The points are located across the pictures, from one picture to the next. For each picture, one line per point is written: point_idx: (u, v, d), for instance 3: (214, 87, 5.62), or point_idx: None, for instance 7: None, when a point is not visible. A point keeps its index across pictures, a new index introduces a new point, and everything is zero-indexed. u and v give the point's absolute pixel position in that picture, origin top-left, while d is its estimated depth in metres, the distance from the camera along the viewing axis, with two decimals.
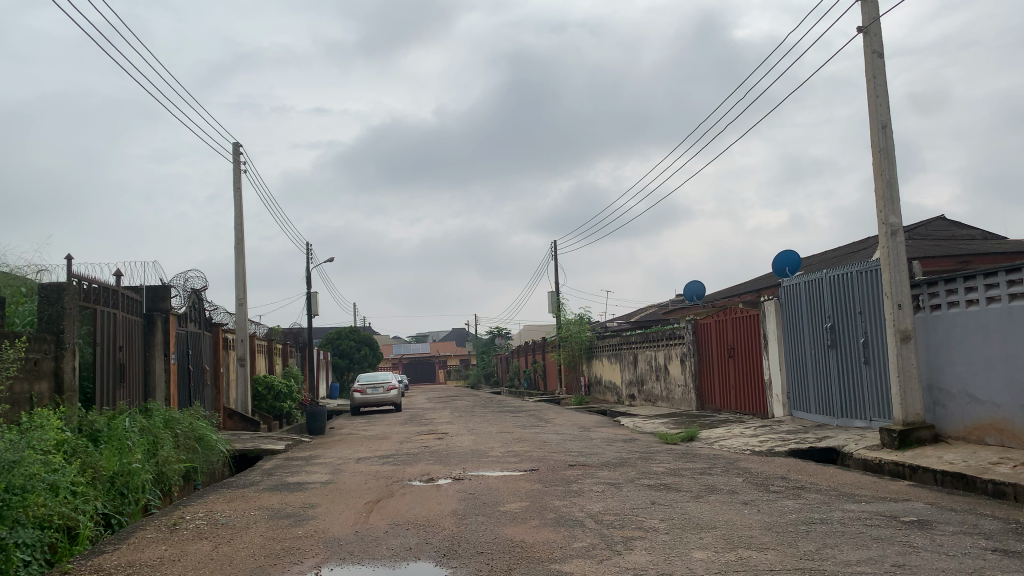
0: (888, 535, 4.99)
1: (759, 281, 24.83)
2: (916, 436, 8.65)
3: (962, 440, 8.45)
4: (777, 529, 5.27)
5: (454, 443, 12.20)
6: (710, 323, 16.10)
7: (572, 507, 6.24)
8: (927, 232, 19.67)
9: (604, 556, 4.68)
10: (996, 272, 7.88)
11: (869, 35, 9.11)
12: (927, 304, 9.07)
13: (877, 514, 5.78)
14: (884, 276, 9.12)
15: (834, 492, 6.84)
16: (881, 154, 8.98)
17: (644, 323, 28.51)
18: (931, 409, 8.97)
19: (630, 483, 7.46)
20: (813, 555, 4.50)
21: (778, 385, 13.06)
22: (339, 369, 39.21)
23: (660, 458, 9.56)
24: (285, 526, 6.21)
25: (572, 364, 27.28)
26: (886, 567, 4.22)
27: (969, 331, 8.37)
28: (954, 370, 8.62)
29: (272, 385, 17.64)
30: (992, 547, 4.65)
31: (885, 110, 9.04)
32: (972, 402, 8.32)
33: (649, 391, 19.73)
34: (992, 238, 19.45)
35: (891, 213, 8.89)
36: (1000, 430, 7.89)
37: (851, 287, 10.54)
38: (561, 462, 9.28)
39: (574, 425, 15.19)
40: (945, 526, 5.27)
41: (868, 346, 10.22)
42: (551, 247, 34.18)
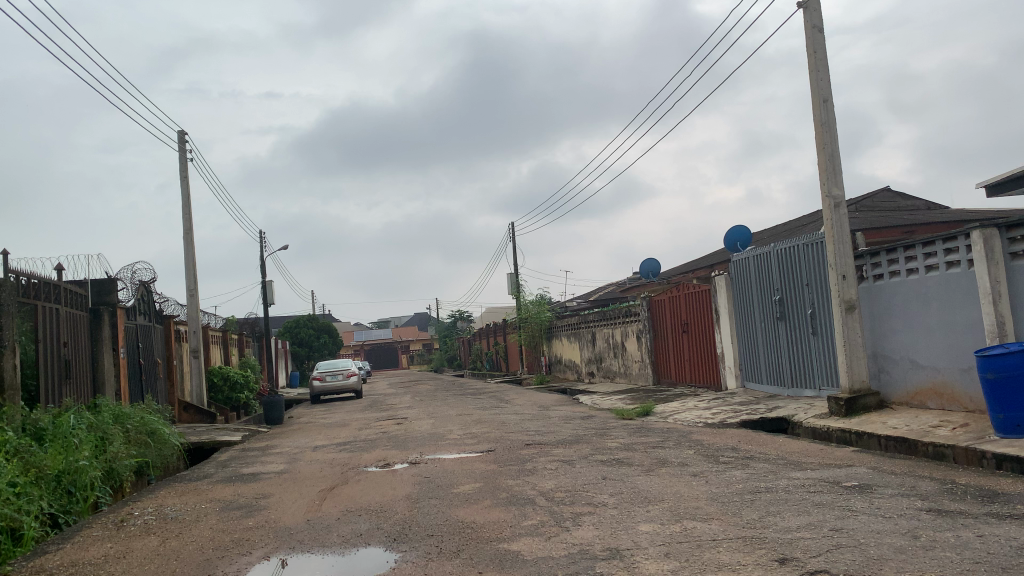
0: (829, 501, 5.11)
1: (713, 256, 25.23)
2: (862, 403, 8.90)
3: (906, 405, 8.68)
4: (723, 499, 5.37)
5: (412, 427, 12.17)
6: (665, 299, 16.22)
7: (524, 486, 6.28)
8: (874, 204, 20.03)
9: (552, 533, 4.72)
10: (934, 241, 8.07)
11: (809, 10, 9.21)
12: (870, 274, 9.24)
13: (820, 480, 5.93)
14: (828, 248, 9.26)
15: (781, 461, 6.98)
16: (823, 127, 9.10)
17: (604, 301, 28.79)
18: (877, 376, 9.19)
19: (583, 459, 7.54)
20: (755, 523, 4.59)
21: (730, 358, 13.26)
22: (299, 358, 38.91)
23: (616, 433, 9.64)
24: (236, 517, 6.14)
25: (532, 344, 27.44)
26: (824, 531, 4.32)
27: (911, 300, 8.55)
28: (897, 337, 8.82)
29: (228, 376, 17.43)
30: (927, 507, 4.79)
31: (825, 84, 9.16)
32: (913, 368, 8.55)
33: (608, 368, 19.90)
34: (936, 208, 19.96)
35: (834, 185, 9.05)
36: (940, 393, 8.15)
37: (799, 262, 10.72)
38: (517, 442, 9.32)
39: (534, 405, 15.26)
40: (884, 488, 5.43)
41: (815, 317, 10.41)
42: (510, 229, 34.34)
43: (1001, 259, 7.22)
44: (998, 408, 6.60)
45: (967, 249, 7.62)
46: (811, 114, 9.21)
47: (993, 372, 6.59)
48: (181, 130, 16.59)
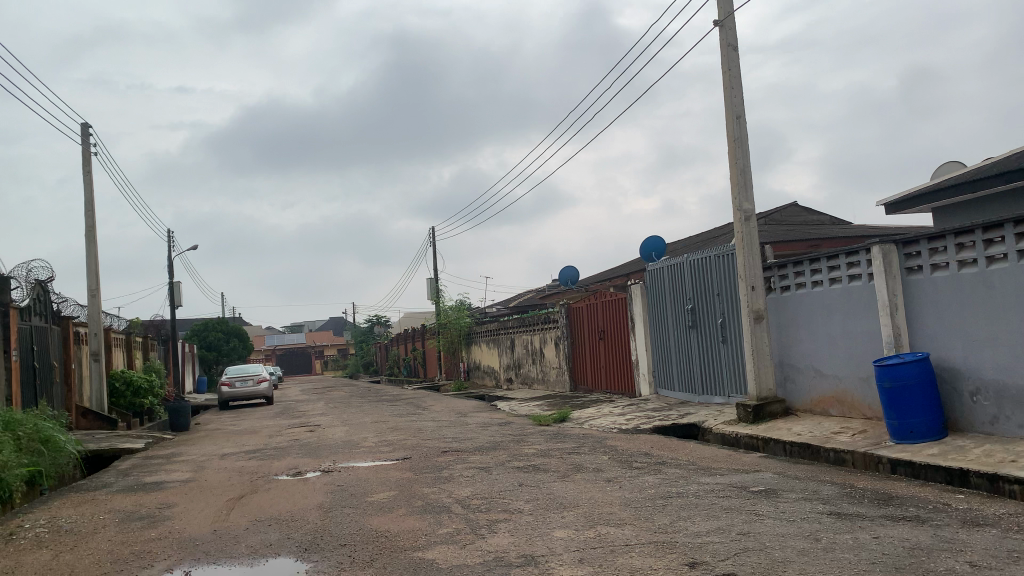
0: (737, 505, 5.26)
1: (630, 266, 25.74)
2: (768, 410, 9.22)
3: (809, 412, 9.04)
4: (636, 504, 5.46)
5: (326, 434, 11.93)
6: (582, 307, 16.43)
7: (440, 494, 6.23)
8: (782, 218, 20.89)
9: (468, 540, 4.70)
10: (838, 255, 8.45)
11: (724, 28, 9.52)
12: (778, 286, 9.59)
13: (728, 485, 6.11)
14: (739, 259, 9.56)
15: (692, 466, 7.16)
16: (736, 143, 9.41)
17: (523, 307, 28.97)
18: (782, 384, 9.54)
19: (499, 466, 7.54)
20: (666, 528, 4.68)
21: (644, 365, 13.53)
22: (207, 363, 37.62)
23: (532, 440, 9.69)
24: (137, 529, 5.86)
25: (450, 350, 27.34)
26: (732, 535, 4.45)
27: (815, 311, 8.91)
28: (802, 346, 9.18)
29: (131, 381, 16.64)
30: (827, 511, 4.99)
31: (738, 101, 9.47)
32: (817, 376, 8.91)
33: (525, 375, 20.02)
34: (838, 223, 20.93)
35: (745, 200, 9.36)
36: (841, 401, 8.52)
37: (711, 273, 11.03)
38: (434, 449, 9.25)
39: (451, 411, 15.20)
40: (788, 493, 5.63)
41: (725, 326, 10.74)
42: (429, 234, 34.18)
43: (898, 274, 7.61)
44: (894, 415, 6.94)
45: (868, 263, 8.01)
46: (725, 129, 9.50)
47: (890, 381, 6.93)
48: (85, 123, 15.84)
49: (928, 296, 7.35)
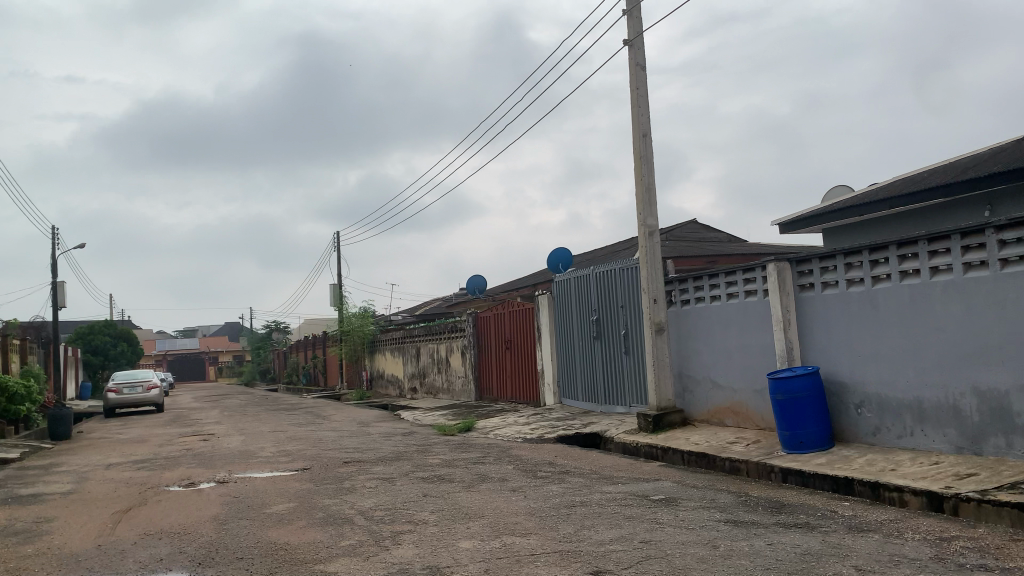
0: (639, 514, 5.37)
1: (535, 276, 26.03)
2: (667, 420, 9.47)
3: (706, 423, 9.34)
4: (540, 513, 5.50)
5: (221, 444, 11.49)
6: (489, 317, 16.48)
7: (342, 505, 6.10)
8: (682, 234, 21.63)
9: (371, 552, 4.61)
10: (736, 271, 8.77)
11: (634, 48, 9.77)
12: (679, 299, 9.87)
13: (630, 493, 6.23)
14: (642, 272, 9.80)
15: (595, 475, 7.27)
16: (642, 160, 9.66)
17: (429, 316, 28.83)
18: (681, 395, 9.82)
19: (403, 476, 7.45)
20: (571, 537, 4.73)
21: (549, 375, 13.67)
22: (91, 368, 35.64)
23: (436, 450, 9.62)
24: (10, 545, 5.47)
25: (353, 358, 26.88)
26: (635, 544, 4.53)
27: (713, 324, 9.23)
28: (700, 358, 9.47)
29: (8, 385, 15.24)
30: (724, 519, 5.15)
31: (645, 119, 9.74)
32: (714, 388, 9.22)
33: (430, 384, 19.90)
34: (735, 241, 21.81)
35: (650, 215, 9.62)
36: (736, 412, 8.85)
37: (615, 285, 11.26)
38: (335, 459, 9.05)
39: (354, 420, 14.93)
40: (687, 501, 5.79)
41: (628, 338, 10.98)
42: (334, 239, 33.58)
43: (791, 290, 7.97)
44: (785, 426, 7.25)
45: (763, 280, 8.36)
46: (632, 146, 9.75)
47: (782, 393, 7.24)
48: None
49: (818, 312, 7.73)
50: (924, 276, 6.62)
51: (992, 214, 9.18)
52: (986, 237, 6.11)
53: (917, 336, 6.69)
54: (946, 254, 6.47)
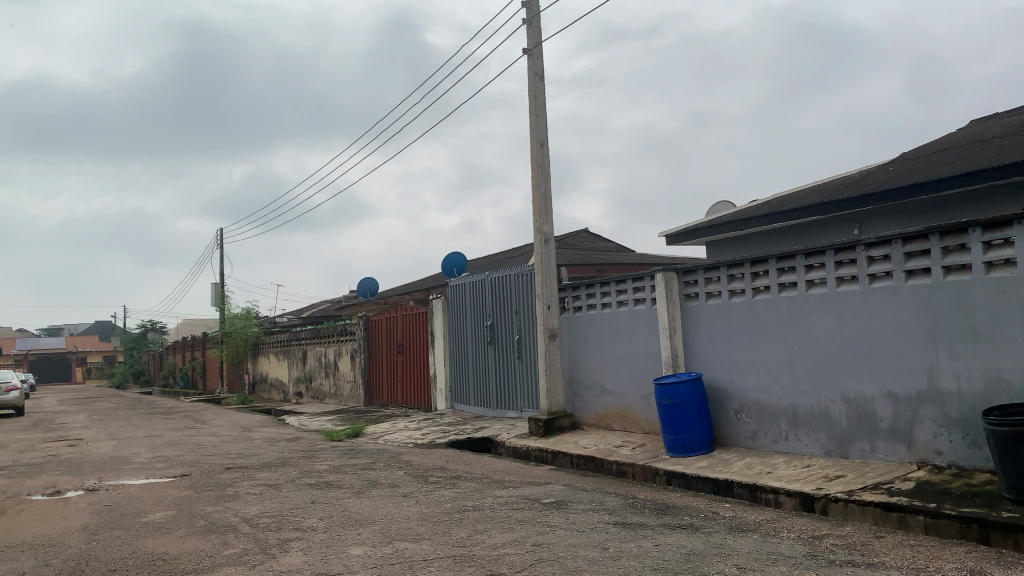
0: (530, 517, 5.43)
1: (428, 281, 25.89)
2: (558, 424, 9.63)
3: (595, 427, 9.56)
4: (433, 518, 5.46)
5: (89, 450, 10.79)
6: (380, 320, 16.26)
7: (225, 513, 5.86)
8: (573, 241, 22.04)
9: (257, 561, 4.45)
10: (626, 279, 9.02)
11: (533, 57, 9.90)
12: (571, 306, 10.05)
13: (521, 497, 6.29)
14: (536, 279, 9.92)
15: (485, 480, 7.30)
16: (539, 168, 9.79)
17: (317, 319, 28.17)
18: (571, 400, 10.00)
19: (290, 483, 7.23)
20: (464, 542, 4.72)
21: (440, 380, 13.62)
22: None
23: (324, 455, 9.40)
24: None
25: (235, 360, 25.89)
26: (527, 547, 4.58)
27: (603, 331, 9.45)
28: (589, 364, 9.68)
29: None
30: (613, 521, 5.28)
31: (543, 127, 9.88)
32: (602, 393, 9.45)
33: (317, 388, 19.42)
34: (623, 251, 22.45)
35: (545, 223, 9.76)
36: (623, 417, 9.10)
37: (510, 291, 11.35)
38: (216, 465, 8.68)
39: (236, 426, 14.39)
40: (577, 504, 5.90)
41: (520, 343, 11.09)
42: (218, 237, 32.29)
43: (677, 299, 8.27)
44: (670, 430, 7.51)
45: (652, 289, 8.64)
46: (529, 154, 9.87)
47: (667, 398, 7.48)
48: None
49: (702, 320, 8.06)
50: (800, 288, 7.01)
51: (861, 233, 10.01)
52: (856, 254, 6.55)
53: (793, 345, 7.08)
54: (820, 268, 6.88)
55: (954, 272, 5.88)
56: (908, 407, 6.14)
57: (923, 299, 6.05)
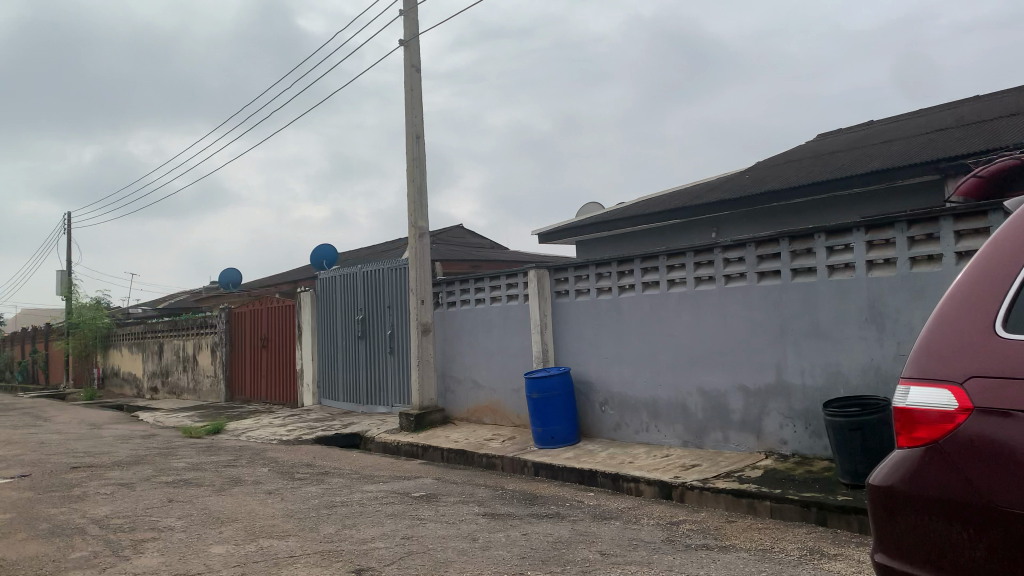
0: (400, 511, 5.41)
1: (296, 273, 25.15)
2: (429, 419, 9.63)
3: (466, 421, 9.63)
4: (299, 515, 5.34)
5: None
6: (245, 312, 15.65)
7: (71, 514, 5.48)
8: (447, 238, 22.06)
9: (108, 563, 4.20)
10: (500, 275, 9.13)
11: (410, 49, 9.84)
12: (444, 301, 10.06)
13: (391, 492, 6.24)
14: (410, 273, 9.86)
15: (354, 475, 7.20)
16: (414, 161, 9.74)
17: (175, 310, 26.76)
18: (442, 394, 10.03)
19: (144, 482, 6.85)
20: (332, 537, 4.65)
21: (308, 375, 13.29)
22: None
23: (182, 452, 8.97)
24: None
25: (82, 353, 24.17)
26: (396, 540, 4.56)
27: (476, 326, 9.52)
28: (461, 359, 9.73)
29: None
30: (482, 512, 5.35)
31: (419, 121, 9.83)
32: (474, 387, 9.53)
33: (174, 384, 18.47)
34: (496, 248, 22.68)
35: (420, 217, 9.73)
36: (494, 411, 9.21)
37: (383, 285, 11.23)
38: (61, 465, 8.09)
39: (82, 423, 13.45)
40: (447, 497, 5.93)
41: (392, 337, 11.00)
42: (64, 221, 30.02)
43: (549, 295, 8.45)
44: (538, 422, 7.67)
45: (524, 285, 8.79)
46: (404, 147, 9.80)
47: (537, 392, 7.61)
48: None
49: (571, 317, 8.28)
50: (662, 287, 7.35)
51: (719, 236, 10.60)
52: (714, 256, 6.93)
53: (655, 342, 7.41)
54: (681, 268, 7.24)
55: (800, 275, 6.35)
56: (757, 400, 6.58)
57: (772, 299, 6.49)
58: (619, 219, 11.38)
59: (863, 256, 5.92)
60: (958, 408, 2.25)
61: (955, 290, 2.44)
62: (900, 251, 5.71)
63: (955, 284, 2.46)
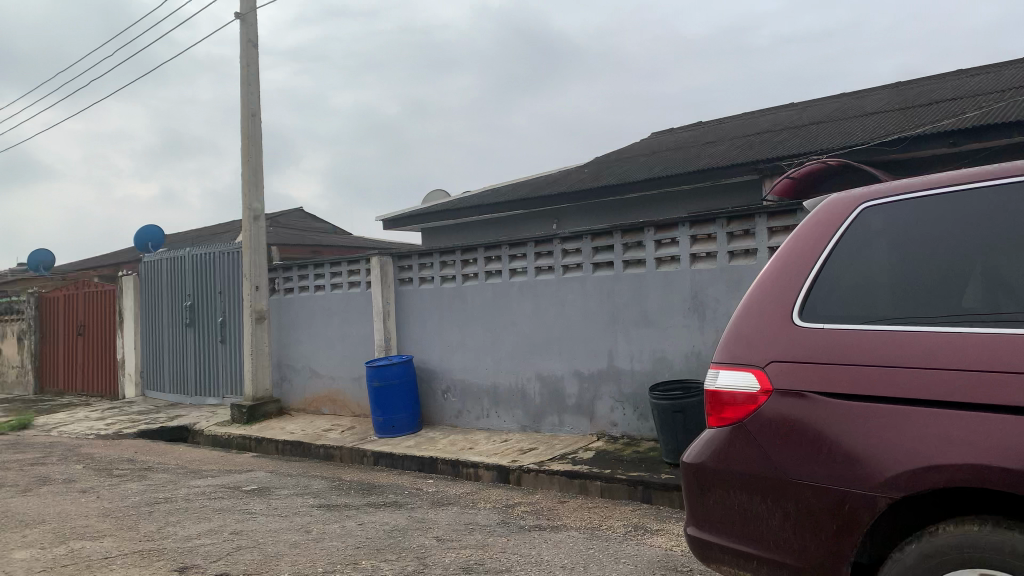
0: (230, 505, 5.20)
1: (118, 256, 23.41)
2: (263, 410, 9.30)
3: (303, 412, 9.38)
4: (116, 514, 4.99)
5: None
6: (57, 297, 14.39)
7: None
8: (286, 221, 21.31)
9: None
10: (340, 262, 8.94)
11: (246, 23, 9.39)
12: (281, 287, 9.73)
13: (220, 486, 5.98)
14: (244, 258, 9.44)
15: (180, 470, 6.82)
16: (250, 141, 9.33)
17: None
18: (279, 384, 9.71)
19: None
20: (153, 535, 4.39)
21: (130, 365, 12.43)
22: None
23: None
24: None
25: None
26: (224, 535, 4.38)
27: (314, 314, 9.27)
28: (299, 347, 9.45)
29: None
30: (317, 503, 5.24)
31: (255, 99, 9.42)
32: (312, 376, 9.29)
33: None
34: (338, 233, 22.18)
35: (256, 199, 9.34)
36: (333, 400, 9.04)
37: (215, 271, 10.68)
38: None
39: None
40: (280, 489, 5.76)
41: (225, 325, 10.50)
42: None
43: (391, 283, 8.37)
44: (378, 411, 7.60)
45: (366, 272, 8.66)
46: (239, 125, 9.35)
47: (378, 380, 7.52)
48: None
49: (414, 305, 8.25)
50: (504, 276, 7.49)
51: (558, 227, 10.91)
52: (553, 246, 7.14)
53: (495, 329, 7.53)
54: (522, 258, 7.40)
55: (632, 266, 6.67)
56: (590, 385, 6.85)
57: (606, 289, 6.77)
58: (463, 208, 11.43)
59: (688, 248, 6.31)
60: (760, 389, 2.45)
61: (761, 282, 2.65)
62: (720, 245, 6.13)
63: (762, 276, 2.67)
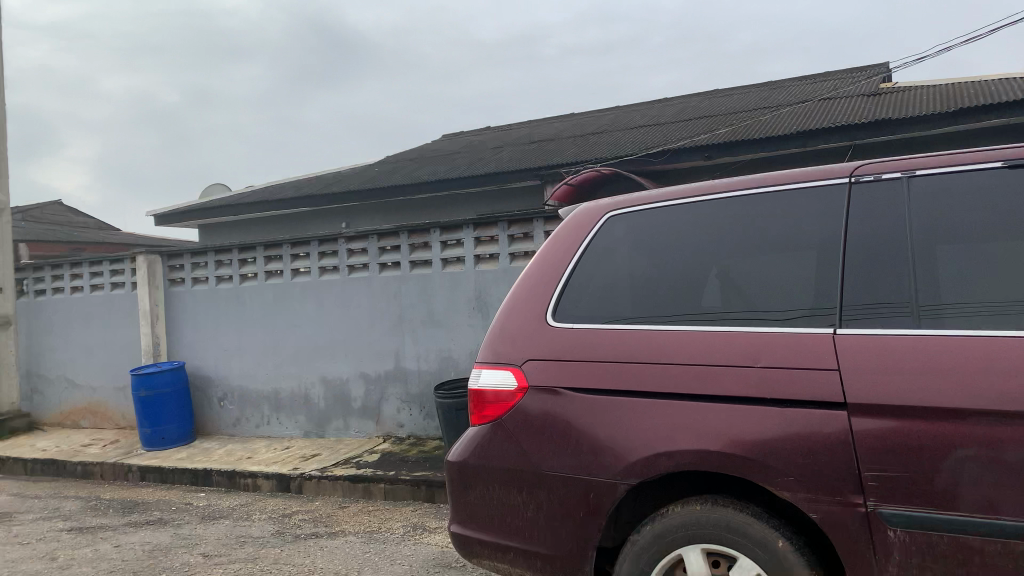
0: None
1: None
2: (9, 426, 8.32)
3: (59, 426, 8.51)
4: None
5: None
6: None
7: None
8: (40, 215, 19.16)
9: None
10: (101, 261, 8.20)
11: None
12: (31, 289, 8.74)
13: None
14: None
15: None
16: None
17: None
18: (28, 397, 8.72)
19: None
20: None
21: None
22: None
23: None
24: None
25: None
26: None
27: (70, 318, 8.42)
28: (52, 355, 8.54)
29: None
30: (68, 527, 4.76)
31: None
32: (69, 387, 8.44)
33: None
34: (104, 229, 20.31)
35: None
36: (94, 412, 8.27)
37: None
38: None
39: None
40: (24, 515, 5.17)
41: None
42: None
43: (161, 284, 7.80)
44: (146, 423, 7.04)
45: (131, 272, 8.00)
46: None
47: (145, 389, 6.95)
48: None
49: (187, 307, 7.74)
50: (286, 277, 7.23)
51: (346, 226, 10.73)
52: (337, 246, 7.00)
53: (277, 332, 7.25)
54: (305, 258, 7.19)
55: (418, 267, 6.71)
56: (376, 387, 6.80)
57: (391, 289, 6.75)
58: (244, 205, 10.90)
59: (471, 250, 6.45)
60: (517, 387, 2.55)
61: (520, 285, 2.76)
62: (502, 247, 6.32)
63: (522, 278, 2.79)
